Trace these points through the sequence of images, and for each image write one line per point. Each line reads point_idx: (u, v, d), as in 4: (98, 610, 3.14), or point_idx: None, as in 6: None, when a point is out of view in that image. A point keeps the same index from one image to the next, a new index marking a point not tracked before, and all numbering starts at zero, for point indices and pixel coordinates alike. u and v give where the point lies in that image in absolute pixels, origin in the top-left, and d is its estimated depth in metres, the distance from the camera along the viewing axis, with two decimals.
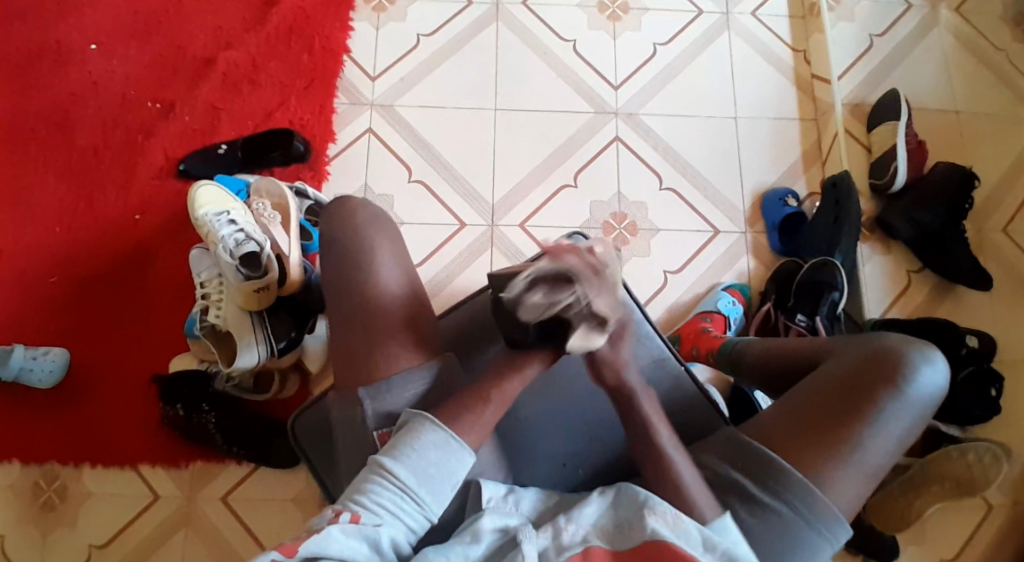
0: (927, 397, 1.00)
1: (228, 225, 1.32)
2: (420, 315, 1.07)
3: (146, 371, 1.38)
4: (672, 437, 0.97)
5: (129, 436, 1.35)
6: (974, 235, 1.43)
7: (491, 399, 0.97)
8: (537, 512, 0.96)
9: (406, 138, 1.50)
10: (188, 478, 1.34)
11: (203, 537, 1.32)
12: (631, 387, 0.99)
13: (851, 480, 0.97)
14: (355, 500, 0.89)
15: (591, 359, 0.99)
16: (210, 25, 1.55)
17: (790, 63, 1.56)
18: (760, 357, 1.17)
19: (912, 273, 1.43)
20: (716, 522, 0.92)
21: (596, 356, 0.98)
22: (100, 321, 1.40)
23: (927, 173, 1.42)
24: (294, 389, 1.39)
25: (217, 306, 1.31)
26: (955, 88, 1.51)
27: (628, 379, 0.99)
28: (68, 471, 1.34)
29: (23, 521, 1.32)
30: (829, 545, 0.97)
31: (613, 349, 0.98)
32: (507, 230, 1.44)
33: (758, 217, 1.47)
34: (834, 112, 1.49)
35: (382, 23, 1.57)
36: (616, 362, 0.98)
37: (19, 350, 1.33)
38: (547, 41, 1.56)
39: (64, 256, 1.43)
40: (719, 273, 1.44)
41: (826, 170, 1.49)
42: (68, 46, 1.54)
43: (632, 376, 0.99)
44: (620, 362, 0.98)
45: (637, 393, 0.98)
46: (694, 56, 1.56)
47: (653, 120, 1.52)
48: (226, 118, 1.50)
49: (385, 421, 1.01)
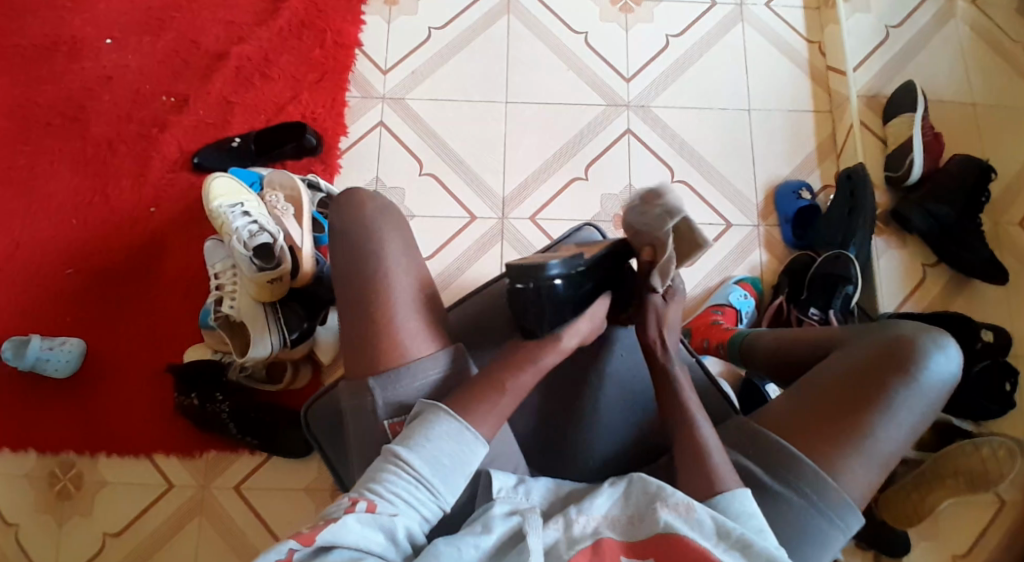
0: (940, 385, 0.99)
1: (241, 217, 1.33)
2: (428, 307, 1.08)
3: (160, 362, 1.40)
4: (685, 433, 0.98)
5: (144, 426, 1.37)
6: (990, 227, 1.41)
7: (506, 389, 0.97)
8: (547, 502, 0.96)
9: (417, 131, 1.50)
10: (202, 468, 1.36)
11: (216, 526, 1.33)
12: (670, 350, 1.07)
13: (862, 469, 0.96)
14: (371, 489, 0.90)
15: (642, 313, 1.08)
16: (222, 19, 1.56)
17: (804, 55, 1.55)
18: (771, 351, 1.16)
19: (926, 268, 1.41)
20: (738, 490, 0.92)
21: (645, 308, 1.07)
22: (116, 312, 1.42)
23: (943, 165, 1.40)
24: (306, 378, 1.41)
25: (231, 298, 1.32)
26: (971, 79, 1.49)
27: (669, 338, 1.07)
28: (84, 460, 1.36)
29: (40, 510, 1.34)
30: (841, 534, 0.96)
31: (663, 304, 1.07)
32: (517, 224, 1.45)
33: (772, 209, 1.46)
34: (849, 105, 1.48)
35: (394, 17, 1.57)
36: (663, 320, 1.07)
37: (37, 340, 1.35)
38: (559, 34, 1.56)
39: (80, 249, 1.45)
40: (732, 266, 1.43)
41: (840, 162, 1.47)
42: (83, 40, 1.56)
43: (671, 337, 1.07)
44: (666, 319, 1.07)
45: (674, 358, 1.06)
46: (708, 48, 1.55)
47: (665, 112, 1.51)
48: (238, 111, 1.51)
49: (397, 411, 1.02)
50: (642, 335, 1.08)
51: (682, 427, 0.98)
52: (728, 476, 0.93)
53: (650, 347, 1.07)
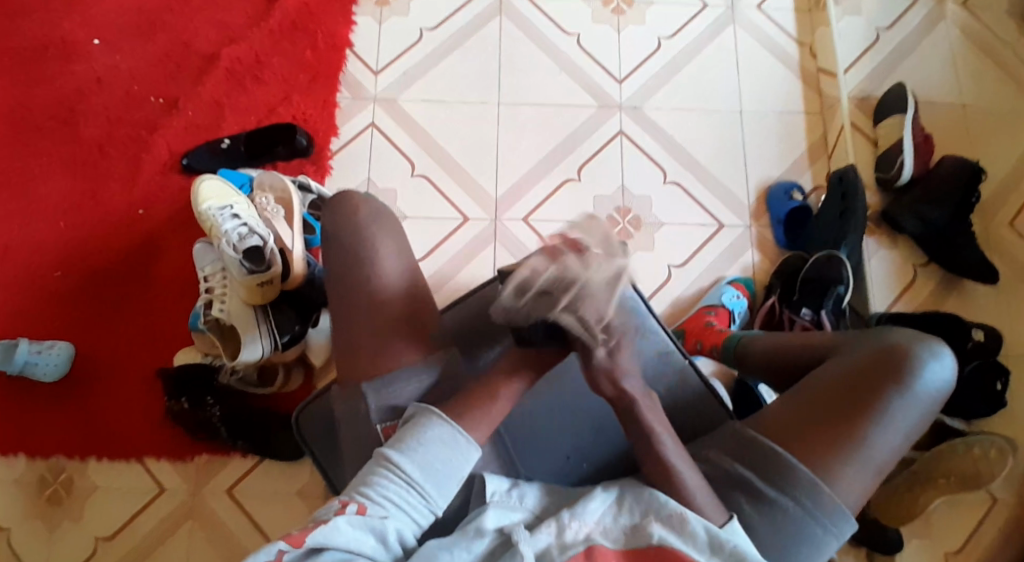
0: (934, 393, 1.00)
1: (230, 219, 1.32)
2: (423, 311, 1.08)
3: (150, 365, 1.38)
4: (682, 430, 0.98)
5: (135, 430, 1.36)
6: (980, 228, 1.41)
7: (501, 393, 0.97)
8: (541, 506, 0.95)
9: (409, 133, 1.50)
10: (194, 472, 1.35)
11: (207, 531, 1.32)
12: (632, 395, 0.93)
13: (856, 477, 0.96)
14: (362, 492, 0.89)
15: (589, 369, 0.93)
16: (214, 20, 1.55)
17: (796, 57, 1.55)
18: (765, 355, 1.17)
19: (917, 268, 1.42)
20: (726, 525, 0.92)
21: (592, 365, 0.92)
22: (106, 315, 1.40)
23: (934, 167, 1.40)
24: (296, 383, 1.39)
25: (220, 300, 1.32)
26: (961, 82, 1.50)
27: (630, 387, 0.93)
28: (74, 464, 1.35)
29: (29, 515, 1.32)
30: (835, 540, 0.97)
31: (610, 360, 0.92)
32: (510, 225, 1.44)
33: (763, 211, 1.46)
34: (840, 106, 1.48)
35: (386, 18, 1.57)
36: (614, 371, 0.92)
37: (25, 343, 1.34)
38: (552, 36, 1.56)
39: (69, 251, 1.43)
40: (724, 267, 1.43)
41: (832, 163, 1.48)
42: (72, 41, 1.54)
43: (632, 383, 0.93)
44: (619, 368, 0.92)
45: (637, 401, 0.93)
46: (700, 49, 1.55)
47: (658, 114, 1.52)
48: (228, 113, 1.50)
49: (390, 414, 1.01)
50: (601, 389, 0.94)
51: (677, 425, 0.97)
52: (715, 510, 0.92)
53: (616, 401, 0.93)
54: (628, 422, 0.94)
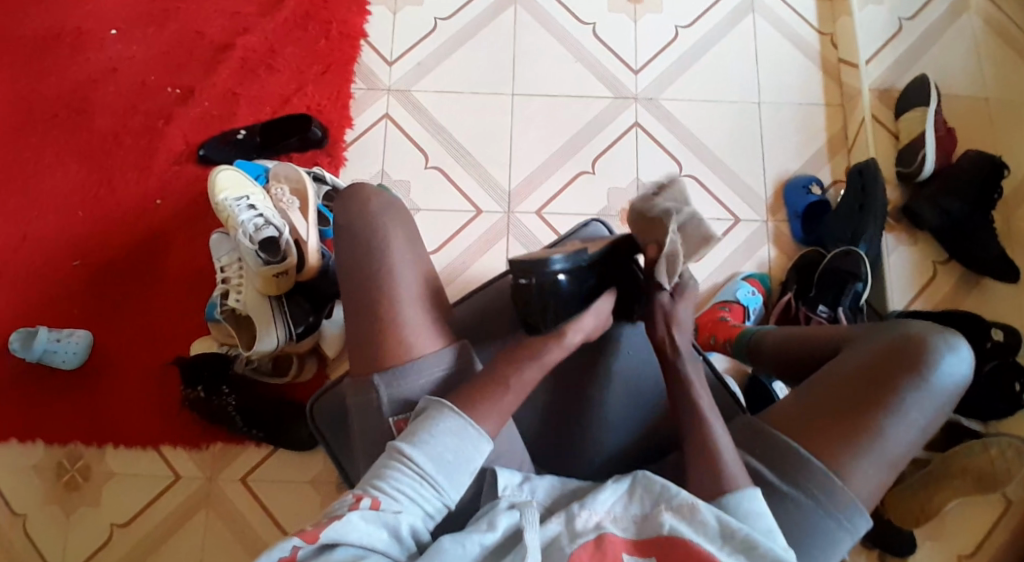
0: (951, 386, 0.98)
1: (246, 210, 1.32)
2: (433, 305, 1.07)
3: (166, 355, 1.40)
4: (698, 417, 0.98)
5: (151, 419, 1.38)
6: (1002, 224, 1.39)
7: (510, 386, 0.97)
8: (551, 499, 0.96)
9: (422, 124, 1.49)
10: (209, 460, 1.37)
11: (223, 518, 1.34)
12: (680, 349, 1.04)
13: (870, 470, 0.95)
14: (375, 485, 0.90)
15: (653, 311, 1.06)
16: (228, 9, 1.55)
17: (816, 46, 1.52)
18: (779, 347, 1.16)
19: (938, 265, 1.39)
20: (748, 490, 0.92)
21: (655, 306, 1.05)
22: (122, 304, 1.42)
23: (955, 161, 1.38)
24: (312, 370, 1.41)
25: (237, 291, 1.32)
26: (986, 73, 1.46)
27: (681, 337, 1.04)
28: (91, 451, 1.37)
29: (48, 500, 1.35)
30: (848, 535, 0.96)
31: (672, 301, 1.05)
32: (524, 218, 1.44)
33: (781, 205, 1.44)
34: (861, 97, 1.46)
35: (400, 7, 1.56)
36: (673, 318, 1.05)
37: (44, 332, 1.36)
38: (567, 25, 1.54)
39: (86, 241, 1.45)
40: (739, 262, 1.42)
41: (852, 157, 1.45)
42: (87, 31, 1.55)
43: (682, 337, 1.04)
44: (676, 318, 1.05)
45: (685, 355, 1.03)
46: (718, 39, 1.53)
47: (674, 105, 1.50)
48: (243, 103, 1.50)
49: (403, 407, 1.02)
50: (653, 335, 1.05)
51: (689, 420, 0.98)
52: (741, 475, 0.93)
53: (661, 345, 1.05)
54: (669, 370, 1.04)
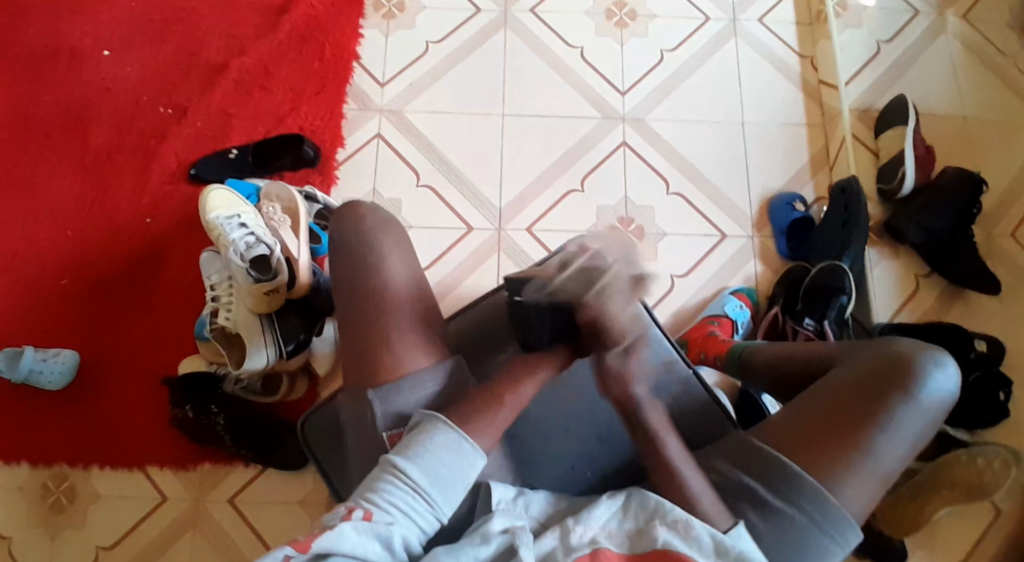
0: (939, 403, 1.00)
1: (238, 229, 1.33)
2: (428, 319, 1.09)
3: (156, 374, 1.39)
4: (681, 446, 0.96)
5: (139, 439, 1.36)
6: (983, 238, 1.42)
7: (506, 401, 0.99)
8: (545, 514, 0.96)
9: (414, 143, 1.51)
10: (196, 481, 1.35)
11: (209, 540, 1.32)
12: (639, 400, 0.96)
13: (862, 485, 0.96)
14: (367, 498, 0.89)
15: (603, 370, 0.97)
16: (223, 31, 1.57)
17: (798, 69, 1.57)
18: (768, 364, 1.18)
19: (920, 279, 1.42)
20: (732, 529, 0.92)
21: (605, 365, 0.96)
22: (111, 323, 1.41)
23: (936, 177, 1.41)
24: (302, 390, 1.40)
25: (226, 309, 1.32)
26: (962, 94, 1.51)
27: (638, 391, 0.96)
28: (77, 472, 1.35)
29: (31, 523, 1.32)
30: (841, 549, 0.97)
31: (623, 362, 0.96)
32: (514, 235, 1.45)
33: (766, 222, 1.47)
34: (842, 118, 1.50)
35: (393, 30, 1.59)
36: (625, 375, 0.96)
37: (31, 351, 1.35)
38: (556, 48, 1.58)
39: (75, 259, 1.44)
40: (727, 277, 1.44)
41: (833, 175, 1.49)
42: (81, 51, 1.56)
43: (639, 389, 0.97)
44: (629, 375, 0.96)
45: (643, 405, 0.96)
46: (703, 61, 1.57)
47: (661, 125, 1.53)
48: (236, 122, 1.51)
49: (396, 422, 1.01)
50: (609, 394, 0.97)
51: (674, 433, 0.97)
52: (720, 515, 0.92)
53: (620, 402, 0.97)
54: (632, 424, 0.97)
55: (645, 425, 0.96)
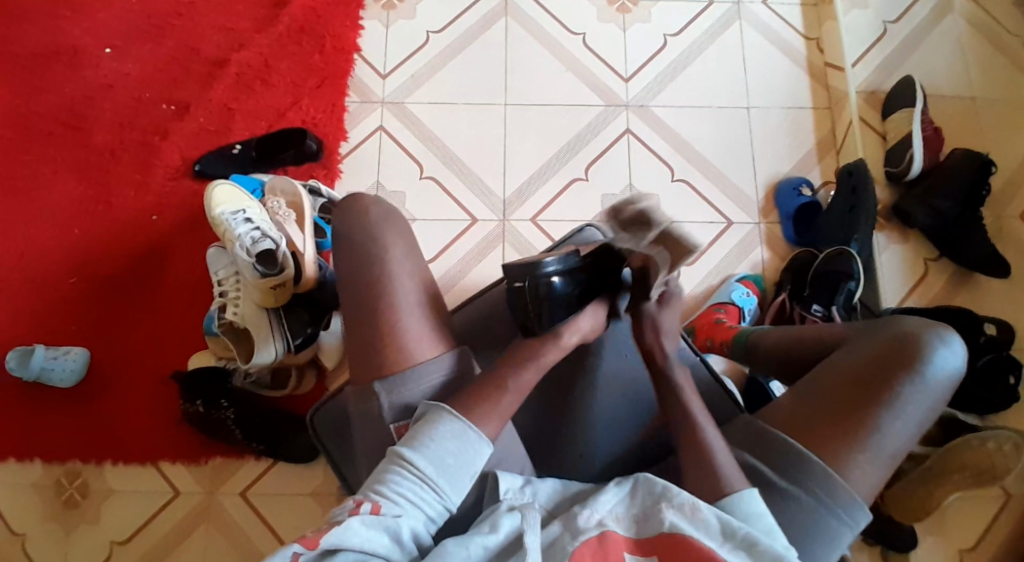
0: (946, 380, 0.99)
1: (243, 223, 1.32)
2: (433, 310, 1.08)
3: (165, 370, 1.40)
4: (704, 410, 1.00)
5: (151, 435, 1.37)
6: (992, 221, 1.41)
7: (508, 387, 0.97)
8: (553, 501, 0.96)
9: (417, 134, 1.51)
10: (208, 475, 1.36)
11: (222, 532, 1.34)
12: (668, 356, 1.05)
13: (869, 466, 0.96)
14: (377, 490, 0.89)
15: (638, 316, 1.07)
16: (223, 26, 1.57)
17: (803, 51, 1.55)
18: (774, 348, 1.17)
19: (929, 263, 1.41)
20: (746, 491, 0.92)
21: (643, 313, 1.06)
22: (120, 320, 1.42)
23: (944, 159, 1.39)
24: (310, 384, 1.41)
25: (234, 304, 1.32)
26: (971, 73, 1.49)
27: (667, 344, 1.05)
28: (89, 469, 1.36)
29: (47, 519, 1.34)
30: (849, 530, 0.97)
31: (658, 310, 1.06)
32: (518, 225, 1.45)
33: (773, 207, 1.46)
34: (848, 100, 1.48)
35: (392, 21, 1.58)
36: (659, 325, 1.06)
37: (41, 349, 1.36)
38: (557, 35, 1.56)
39: (82, 257, 1.45)
40: (734, 264, 1.43)
41: (841, 158, 1.47)
42: (83, 49, 1.56)
43: (671, 343, 1.06)
44: (662, 325, 1.06)
45: (671, 360, 1.05)
46: (706, 46, 1.55)
47: (665, 112, 1.52)
48: (239, 117, 1.51)
49: (402, 414, 1.02)
50: (641, 340, 1.06)
51: (698, 395, 1.03)
52: (736, 477, 0.93)
53: (649, 351, 1.06)
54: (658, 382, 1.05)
55: (670, 380, 1.03)
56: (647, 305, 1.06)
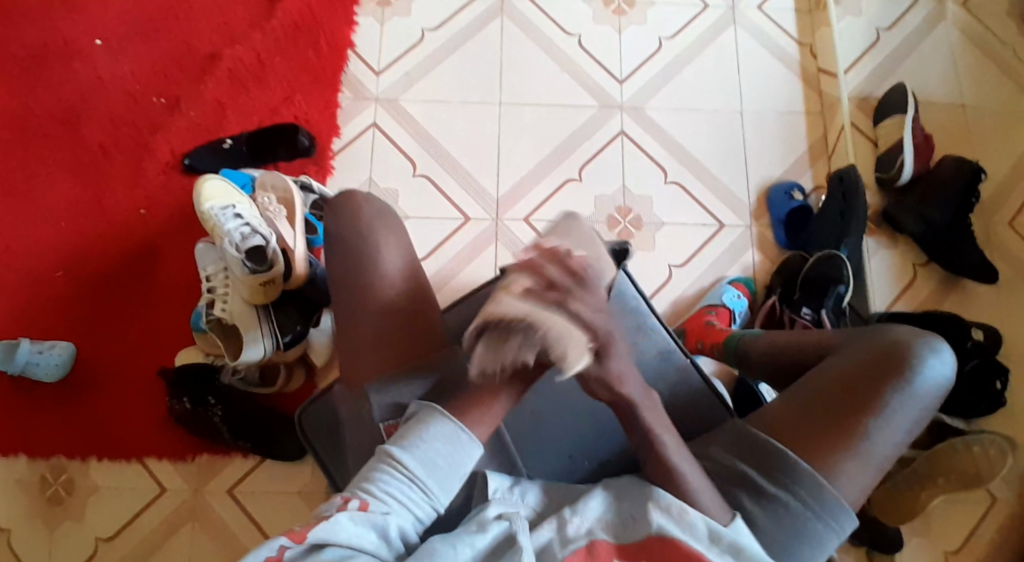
0: (935, 389, 1.00)
1: (233, 219, 1.30)
2: (426, 309, 1.08)
3: (153, 366, 1.38)
4: (679, 444, 0.94)
5: (138, 431, 1.36)
6: (981, 228, 1.42)
7: (502, 394, 0.96)
8: (542, 503, 0.96)
9: (410, 132, 1.50)
10: (195, 472, 1.35)
11: (209, 530, 1.32)
12: (631, 401, 0.92)
13: (858, 472, 0.97)
14: (364, 488, 0.89)
15: (585, 379, 0.92)
16: (216, 20, 1.55)
17: (796, 57, 1.56)
18: (766, 352, 1.17)
19: (916, 267, 1.42)
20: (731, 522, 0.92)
21: (585, 378, 0.91)
22: (108, 316, 1.40)
23: (934, 166, 1.41)
24: (299, 382, 1.40)
25: (222, 300, 1.31)
26: (961, 82, 1.51)
27: (628, 391, 0.91)
28: (75, 465, 1.34)
29: (30, 514, 1.32)
30: (836, 536, 0.97)
31: (599, 369, 0.89)
32: (511, 224, 1.45)
33: (764, 211, 1.47)
34: (840, 106, 1.50)
35: (387, 19, 1.57)
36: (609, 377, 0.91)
37: (26, 343, 1.34)
38: (553, 36, 1.56)
39: (71, 251, 1.43)
40: (725, 266, 1.44)
41: (832, 163, 1.48)
42: (74, 41, 1.54)
43: (631, 389, 0.92)
44: (612, 377, 0.90)
45: (637, 405, 0.92)
46: (701, 49, 1.56)
47: (659, 114, 1.52)
48: (231, 112, 1.50)
49: (393, 413, 1.01)
50: (597, 397, 0.92)
51: (673, 432, 0.94)
52: (720, 509, 0.92)
53: (617, 406, 0.93)
54: (629, 424, 0.94)
55: (641, 427, 0.93)
56: (585, 373, 0.90)
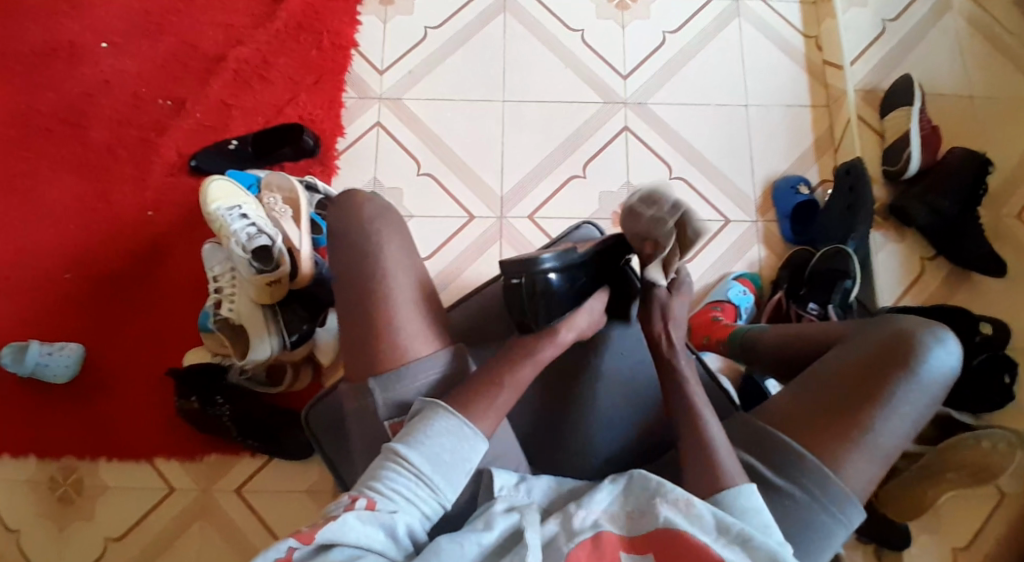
0: (940, 379, 0.99)
1: (240, 219, 1.32)
2: (429, 307, 1.07)
3: (161, 367, 1.39)
4: (708, 403, 1.00)
5: (147, 432, 1.37)
6: (989, 219, 1.41)
7: (504, 384, 0.96)
8: (548, 499, 0.95)
9: (413, 131, 1.50)
10: (203, 472, 1.36)
11: (218, 528, 1.33)
12: (675, 345, 1.05)
13: (864, 464, 0.96)
14: (371, 486, 0.89)
15: (647, 302, 1.07)
16: (221, 21, 1.56)
17: (802, 50, 1.55)
18: (771, 347, 1.16)
19: (926, 262, 1.41)
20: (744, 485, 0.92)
21: (652, 298, 1.07)
22: (115, 317, 1.41)
23: (941, 158, 1.40)
24: (306, 381, 1.41)
25: (229, 301, 1.32)
26: (970, 72, 1.49)
27: (676, 334, 1.06)
28: (84, 465, 1.36)
29: (41, 515, 1.34)
30: (843, 528, 0.96)
31: (668, 295, 1.07)
32: (516, 223, 1.44)
33: (770, 205, 1.46)
34: (846, 98, 1.48)
35: (390, 17, 1.57)
36: (669, 313, 1.06)
37: (35, 345, 1.35)
38: (556, 32, 1.56)
39: (78, 253, 1.44)
40: (731, 262, 1.43)
41: (838, 157, 1.47)
42: (80, 44, 1.55)
43: (678, 333, 1.06)
44: (671, 313, 1.06)
45: (679, 350, 1.05)
46: (706, 42, 1.55)
47: (664, 110, 1.51)
48: (237, 114, 1.50)
49: (397, 411, 1.02)
50: (647, 327, 1.07)
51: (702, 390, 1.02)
52: (737, 471, 0.93)
53: (656, 339, 1.06)
54: (666, 376, 1.04)
55: (678, 373, 1.03)
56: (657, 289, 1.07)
